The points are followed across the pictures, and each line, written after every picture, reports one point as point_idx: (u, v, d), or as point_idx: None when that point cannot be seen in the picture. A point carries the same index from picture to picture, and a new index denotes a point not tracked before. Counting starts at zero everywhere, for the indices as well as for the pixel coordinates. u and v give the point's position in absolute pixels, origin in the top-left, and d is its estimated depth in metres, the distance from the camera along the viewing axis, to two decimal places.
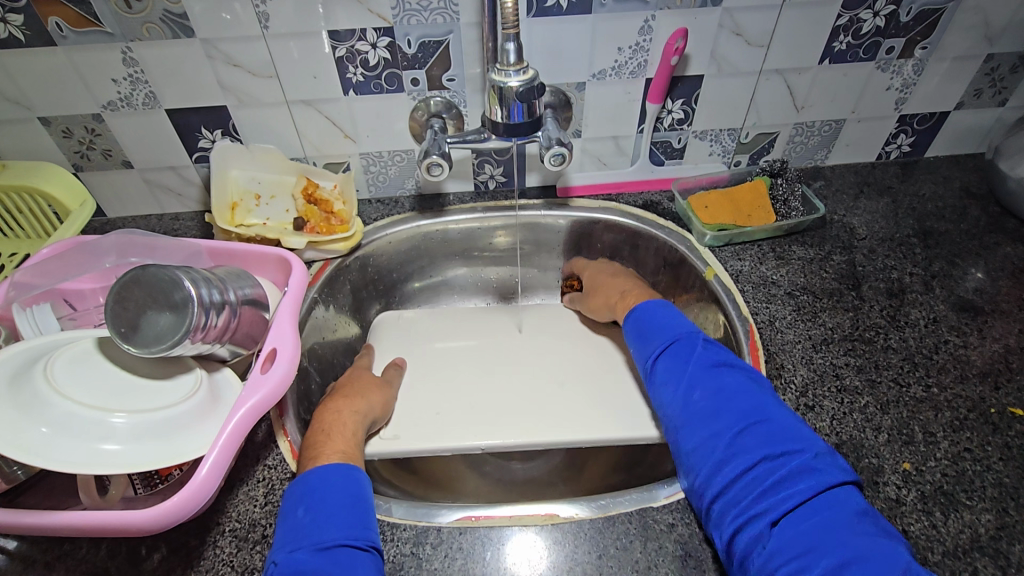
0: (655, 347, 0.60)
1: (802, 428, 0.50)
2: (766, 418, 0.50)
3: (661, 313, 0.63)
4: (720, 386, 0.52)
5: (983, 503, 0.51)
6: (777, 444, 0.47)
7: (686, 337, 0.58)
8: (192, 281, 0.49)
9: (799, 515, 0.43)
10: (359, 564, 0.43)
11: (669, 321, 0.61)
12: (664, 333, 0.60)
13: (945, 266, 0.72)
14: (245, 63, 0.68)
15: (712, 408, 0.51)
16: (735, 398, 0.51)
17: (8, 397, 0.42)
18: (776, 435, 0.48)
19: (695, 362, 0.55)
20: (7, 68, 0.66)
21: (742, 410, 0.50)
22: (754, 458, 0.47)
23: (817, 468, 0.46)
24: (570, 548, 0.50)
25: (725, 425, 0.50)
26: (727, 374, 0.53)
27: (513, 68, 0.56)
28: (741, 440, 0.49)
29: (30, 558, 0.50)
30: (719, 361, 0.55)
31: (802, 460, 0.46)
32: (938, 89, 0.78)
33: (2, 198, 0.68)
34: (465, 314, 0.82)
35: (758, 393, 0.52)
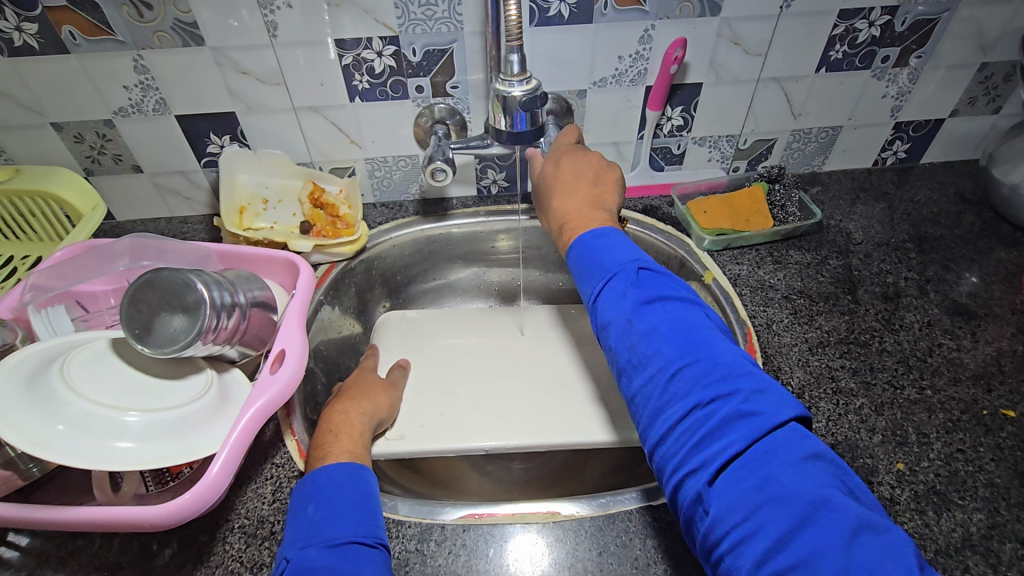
0: (595, 281, 0.50)
1: (745, 365, 0.43)
2: (698, 357, 0.43)
3: (603, 241, 0.52)
4: (654, 324, 0.45)
5: (975, 503, 0.52)
6: (712, 389, 0.41)
7: (623, 266, 0.50)
8: (205, 283, 0.51)
9: (739, 470, 0.38)
10: (369, 561, 0.44)
11: (611, 244, 0.52)
12: (606, 261, 0.51)
13: (939, 270, 0.73)
14: (253, 70, 0.70)
15: (648, 351, 0.44)
16: (672, 338, 0.44)
17: (26, 395, 0.43)
18: (706, 377, 0.42)
19: (629, 296, 0.47)
20: (21, 76, 0.67)
21: (674, 349, 0.44)
22: (689, 405, 0.42)
23: (754, 412, 0.40)
24: (571, 546, 0.51)
25: (657, 369, 0.44)
26: (660, 310, 0.46)
27: (516, 78, 0.57)
28: (673, 388, 0.43)
29: (44, 554, 0.51)
30: (652, 295, 0.47)
31: (736, 404, 0.40)
32: (932, 97, 0.79)
33: (16, 202, 0.70)
34: (467, 314, 0.83)
35: (693, 325, 0.45)
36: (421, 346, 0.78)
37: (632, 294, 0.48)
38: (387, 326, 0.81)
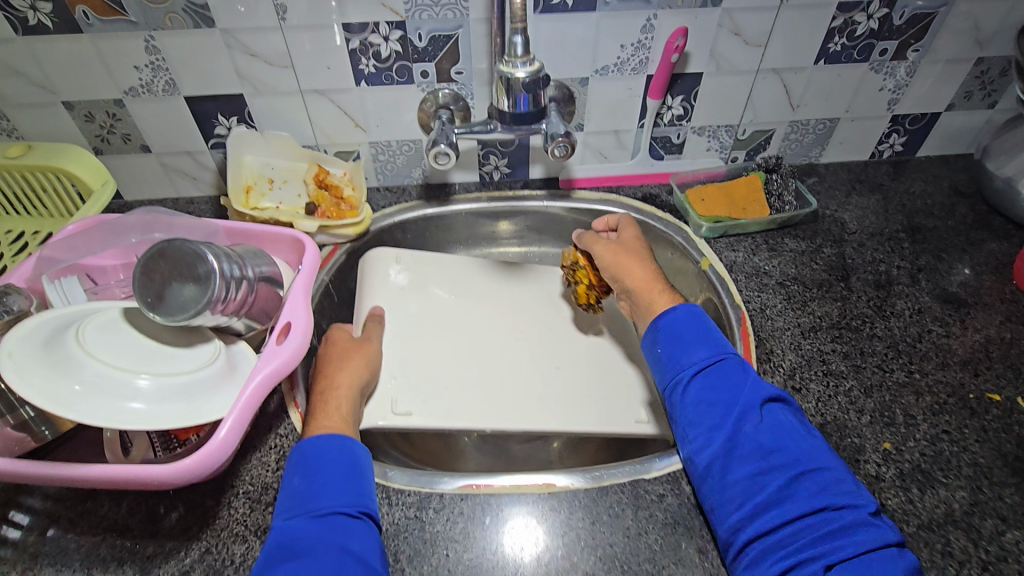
0: (693, 362, 0.55)
1: (856, 479, 0.48)
2: (822, 466, 0.47)
3: (692, 323, 0.57)
4: (772, 423, 0.50)
5: (958, 481, 0.54)
6: (835, 493, 0.46)
7: (729, 357, 0.55)
8: (215, 255, 0.52)
9: (861, 564, 0.42)
10: (352, 532, 0.46)
11: (707, 332, 0.57)
12: (698, 350, 0.56)
13: (931, 260, 0.75)
14: (262, 53, 0.71)
15: (764, 444, 0.49)
16: (791, 439, 0.49)
17: (43, 355, 0.45)
18: (832, 484, 0.46)
19: (746, 391, 0.52)
20: (34, 54, 0.69)
21: (796, 449, 0.48)
22: (809, 503, 0.45)
23: (879, 523, 0.44)
24: (565, 515, 0.53)
25: (778, 463, 0.48)
26: (779, 413, 0.51)
27: (520, 60, 0.59)
28: (797, 487, 0.46)
29: (55, 514, 0.52)
30: (771, 397, 0.52)
31: (864, 512, 0.45)
32: (929, 91, 0.80)
33: (28, 178, 0.71)
34: (464, 274, 0.80)
35: (806, 435, 0.50)
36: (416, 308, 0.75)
37: (746, 388, 0.52)
38: (375, 274, 0.76)
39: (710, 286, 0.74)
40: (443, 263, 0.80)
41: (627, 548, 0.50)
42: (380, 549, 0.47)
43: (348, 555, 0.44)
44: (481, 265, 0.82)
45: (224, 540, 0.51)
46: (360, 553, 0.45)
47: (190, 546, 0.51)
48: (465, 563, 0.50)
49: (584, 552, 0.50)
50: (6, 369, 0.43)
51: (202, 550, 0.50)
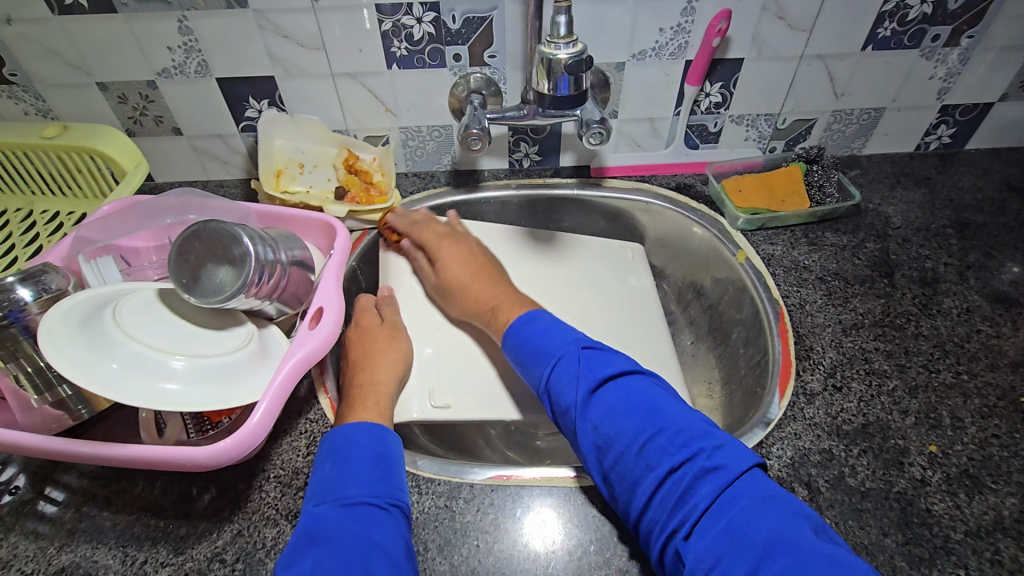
0: (546, 367, 0.54)
1: (694, 420, 0.47)
2: (657, 425, 0.46)
3: (540, 330, 0.57)
4: (609, 405, 0.48)
5: (1009, 487, 0.52)
6: (682, 451, 0.44)
7: (568, 349, 0.54)
8: (251, 237, 0.52)
9: (708, 521, 0.41)
10: (379, 522, 0.45)
11: (546, 331, 0.56)
12: (547, 347, 0.55)
13: (981, 258, 0.72)
14: (294, 34, 0.70)
15: (613, 426, 0.47)
16: (627, 406, 0.48)
17: (81, 335, 0.45)
18: (674, 440, 0.45)
19: (581, 380, 0.51)
20: (70, 34, 0.69)
21: (639, 420, 0.47)
22: (661, 473, 0.44)
23: (716, 466, 0.43)
24: (598, 509, 0.52)
25: (626, 443, 0.46)
26: (614, 387, 0.50)
27: (563, 41, 0.57)
28: (648, 456, 0.45)
29: (91, 492, 0.53)
30: (600, 375, 0.50)
31: (701, 462, 0.43)
32: (983, 80, 0.77)
33: (63, 157, 0.72)
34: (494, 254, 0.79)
35: (648, 395, 0.49)
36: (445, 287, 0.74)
37: (582, 377, 0.51)
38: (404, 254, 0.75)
39: (747, 280, 0.72)
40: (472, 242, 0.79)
41: None
42: (407, 543, 0.46)
43: (376, 547, 0.43)
44: (512, 244, 0.81)
45: (256, 523, 0.51)
46: (387, 546, 0.44)
47: (222, 528, 0.51)
48: (495, 555, 0.49)
49: (617, 549, 0.49)
50: (46, 346, 0.43)
51: (234, 533, 0.51)
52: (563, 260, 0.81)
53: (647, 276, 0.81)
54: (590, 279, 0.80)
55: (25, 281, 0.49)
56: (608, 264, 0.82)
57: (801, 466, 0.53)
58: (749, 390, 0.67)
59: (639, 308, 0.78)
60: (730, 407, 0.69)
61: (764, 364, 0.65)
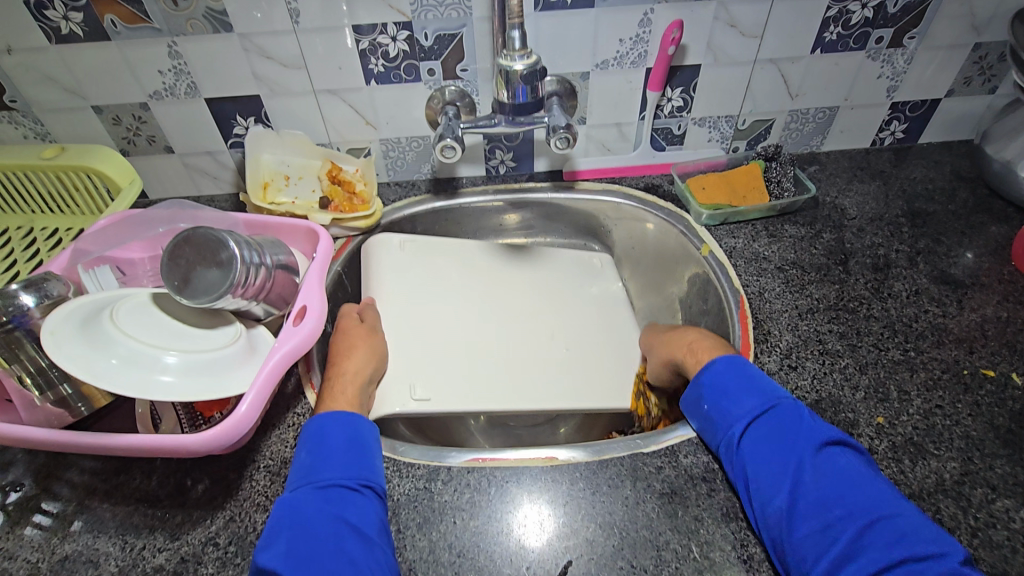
0: (745, 411, 0.53)
1: (924, 518, 0.45)
2: (892, 511, 0.45)
3: (747, 369, 0.57)
4: (827, 469, 0.48)
5: (950, 452, 0.55)
6: (909, 543, 0.42)
7: (792, 402, 0.54)
8: (236, 242, 0.56)
9: None
10: (350, 503, 0.49)
11: (761, 378, 0.56)
12: (757, 394, 0.54)
13: (930, 244, 0.76)
14: (277, 55, 0.75)
15: (831, 493, 0.46)
16: (855, 481, 0.47)
17: (82, 335, 0.49)
18: (906, 533, 0.43)
19: (808, 432, 0.50)
20: (67, 62, 0.73)
21: (859, 501, 0.46)
22: (884, 560, 0.42)
23: (958, 567, 0.41)
24: (567, 486, 0.55)
25: (842, 518, 0.45)
26: (839, 457, 0.49)
27: (518, 54, 0.63)
28: (868, 533, 0.44)
29: (92, 486, 0.56)
30: (821, 434, 0.50)
31: (943, 561, 0.41)
32: (929, 77, 0.81)
33: (62, 177, 0.76)
34: (469, 259, 0.83)
35: (869, 476, 0.48)
36: (425, 292, 0.77)
37: (801, 435, 0.50)
38: (382, 264, 0.78)
39: (710, 271, 0.76)
40: (446, 249, 0.83)
41: (626, 517, 0.53)
42: (380, 519, 0.50)
43: (345, 526, 0.47)
44: (484, 247, 0.86)
45: (247, 509, 0.54)
46: (357, 524, 0.48)
47: (215, 515, 0.54)
48: (471, 530, 0.53)
49: (586, 522, 0.53)
50: (49, 345, 0.47)
51: (226, 518, 0.54)
52: (537, 266, 0.85)
53: (618, 282, 0.86)
54: (564, 281, 0.84)
55: (28, 288, 0.52)
56: (579, 273, 0.86)
57: None
58: None
59: (613, 309, 0.82)
60: None
61: (726, 350, 0.69)
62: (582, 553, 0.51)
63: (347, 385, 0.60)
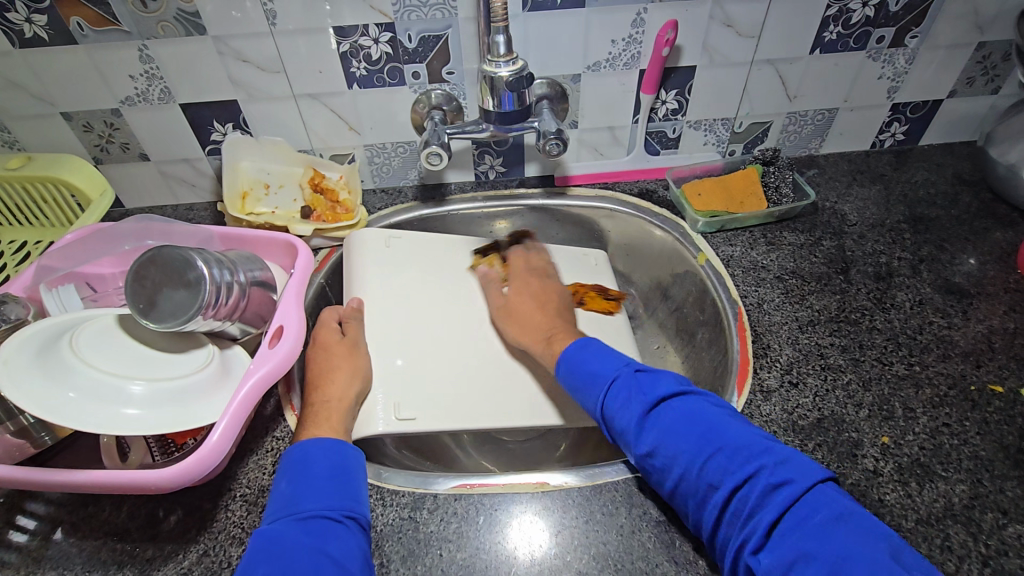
0: (600, 389, 0.54)
1: (753, 433, 0.47)
2: (718, 439, 0.47)
3: (587, 354, 0.57)
4: (665, 425, 0.49)
5: (958, 474, 0.53)
6: (738, 465, 0.45)
7: (621, 371, 0.54)
8: (206, 261, 0.53)
9: (784, 534, 0.41)
10: (333, 535, 0.46)
11: (599, 356, 0.56)
12: (600, 372, 0.55)
13: (933, 251, 0.74)
14: (254, 58, 0.71)
15: (671, 446, 0.48)
16: (689, 421, 0.49)
17: (38, 366, 0.46)
18: (733, 456, 0.45)
19: (636, 400, 0.51)
20: (32, 67, 0.70)
21: (693, 438, 0.48)
22: (726, 490, 0.45)
23: (784, 481, 0.43)
24: (559, 514, 0.53)
25: (686, 464, 0.47)
26: (673, 404, 0.50)
27: (503, 60, 0.60)
28: (706, 467, 0.46)
29: (57, 520, 0.53)
30: (652, 395, 0.51)
31: (765, 478, 0.44)
32: (931, 77, 0.79)
33: (29, 188, 0.73)
34: (457, 260, 0.80)
35: (704, 412, 0.49)
36: (413, 296, 0.74)
37: (634, 399, 0.51)
38: (367, 266, 0.73)
39: (707, 280, 0.74)
40: (434, 250, 0.80)
41: (621, 547, 0.50)
42: (363, 554, 0.46)
43: (327, 559, 0.43)
44: (473, 245, 0.82)
45: (221, 543, 0.52)
46: (339, 557, 0.44)
47: (188, 549, 0.51)
48: (459, 563, 0.50)
49: (578, 553, 0.50)
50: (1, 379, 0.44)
51: (199, 553, 0.51)
52: None
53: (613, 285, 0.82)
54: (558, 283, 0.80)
55: None
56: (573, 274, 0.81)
57: None
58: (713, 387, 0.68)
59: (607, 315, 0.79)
60: None
61: (726, 362, 0.66)
62: None
63: (330, 409, 0.57)
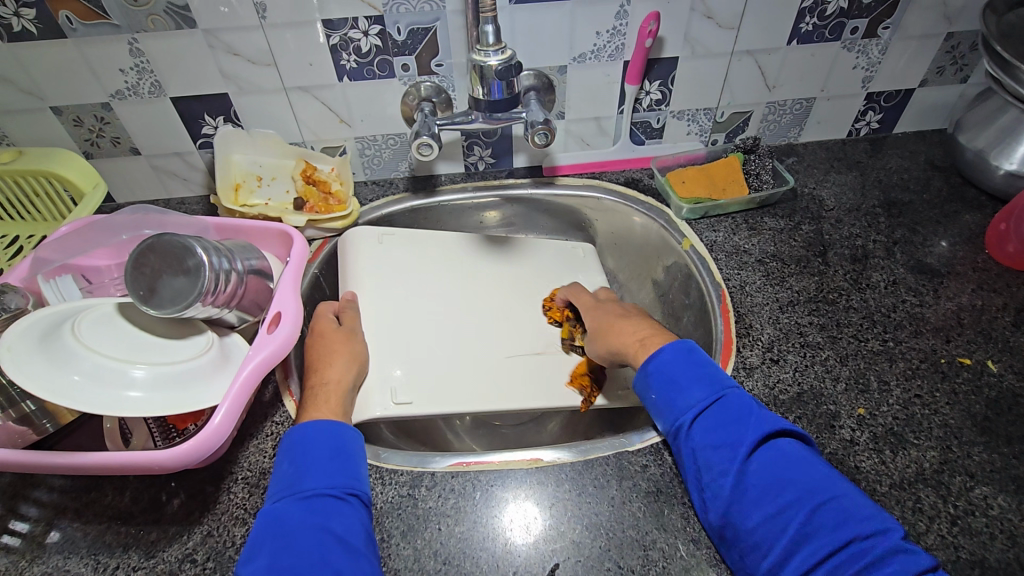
0: (694, 401, 0.52)
1: (867, 499, 0.46)
2: (834, 495, 0.45)
3: (686, 360, 0.54)
4: (774, 457, 0.47)
5: (929, 441, 0.56)
6: (851, 524, 0.43)
7: (733, 390, 0.52)
8: (204, 249, 0.54)
9: None
10: (336, 513, 0.47)
11: (701, 366, 0.54)
12: (695, 387, 0.52)
13: (906, 233, 0.77)
14: (243, 51, 0.72)
15: (773, 481, 0.46)
16: (800, 469, 0.47)
17: (42, 351, 0.47)
18: (848, 513, 0.44)
19: (750, 425, 0.49)
20: (21, 61, 0.70)
21: (801, 480, 0.46)
22: (828, 544, 0.42)
23: (907, 548, 0.42)
24: (552, 488, 0.55)
25: (792, 500, 0.45)
26: (785, 443, 0.49)
27: (492, 49, 0.61)
28: (816, 517, 0.44)
29: (61, 505, 0.54)
30: (772, 427, 0.49)
31: (893, 539, 0.42)
32: (903, 67, 0.82)
33: (20, 182, 0.73)
34: (450, 253, 0.81)
35: (815, 463, 0.47)
36: (404, 286, 0.76)
37: (754, 421, 0.49)
38: (360, 258, 0.76)
39: (691, 265, 0.76)
40: (427, 243, 0.81)
41: (612, 517, 0.53)
42: (365, 529, 0.48)
43: (329, 538, 0.45)
44: (464, 238, 0.83)
45: (224, 523, 0.53)
46: (343, 534, 0.46)
47: (192, 530, 0.53)
48: (456, 536, 0.52)
49: (571, 524, 0.52)
50: (7, 364, 0.45)
51: (203, 534, 0.52)
52: (520, 258, 0.84)
53: (601, 274, 0.85)
54: (547, 274, 0.82)
55: None
56: (563, 266, 0.84)
57: None
58: None
59: None
60: None
61: (709, 343, 0.69)
62: (569, 555, 0.51)
63: (327, 395, 0.58)
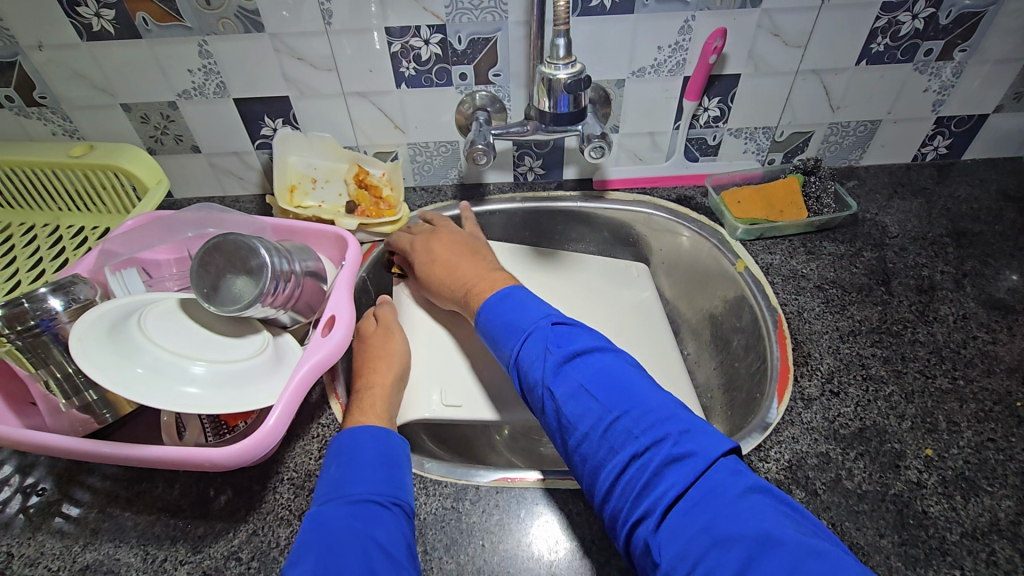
0: (515, 341, 0.53)
1: (666, 404, 0.46)
2: (627, 409, 0.46)
3: (508, 306, 0.56)
4: (576, 383, 0.48)
5: (1004, 490, 0.53)
6: (645, 434, 0.44)
7: (539, 325, 0.53)
8: (267, 249, 0.55)
9: (680, 512, 0.40)
10: (381, 521, 0.47)
11: (519, 308, 0.55)
12: (519, 321, 0.54)
13: (977, 265, 0.73)
14: (308, 56, 0.73)
15: (581, 405, 0.47)
16: (597, 389, 0.47)
17: (110, 343, 0.48)
18: (641, 421, 0.45)
19: (549, 355, 0.50)
20: (97, 59, 0.72)
21: (601, 402, 0.47)
22: (626, 455, 0.44)
23: (685, 454, 0.42)
24: (599, 511, 0.53)
25: (592, 422, 0.46)
26: (580, 366, 0.49)
27: (562, 61, 0.61)
28: (613, 432, 0.45)
29: (113, 493, 0.55)
30: (569, 354, 0.50)
31: (668, 449, 0.43)
32: (977, 92, 0.78)
33: (88, 175, 0.76)
34: (500, 259, 0.81)
35: (613, 375, 0.48)
36: None
37: (551, 352, 0.50)
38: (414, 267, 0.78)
39: (747, 287, 0.74)
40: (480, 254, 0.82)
41: None
42: (408, 541, 0.47)
43: (376, 545, 0.44)
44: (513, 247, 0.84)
45: (270, 523, 0.53)
46: (387, 544, 0.45)
47: (238, 528, 0.53)
48: (500, 554, 0.51)
49: (618, 549, 0.51)
50: (77, 354, 0.46)
51: (249, 532, 0.53)
52: (568, 273, 0.83)
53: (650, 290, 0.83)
54: (592, 288, 0.82)
55: (56, 291, 0.52)
56: (611, 280, 0.83)
57: (799, 469, 0.55)
58: (750, 394, 0.68)
59: (650, 319, 0.80)
60: (733, 413, 0.71)
61: (764, 370, 0.66)
62: None
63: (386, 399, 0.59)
